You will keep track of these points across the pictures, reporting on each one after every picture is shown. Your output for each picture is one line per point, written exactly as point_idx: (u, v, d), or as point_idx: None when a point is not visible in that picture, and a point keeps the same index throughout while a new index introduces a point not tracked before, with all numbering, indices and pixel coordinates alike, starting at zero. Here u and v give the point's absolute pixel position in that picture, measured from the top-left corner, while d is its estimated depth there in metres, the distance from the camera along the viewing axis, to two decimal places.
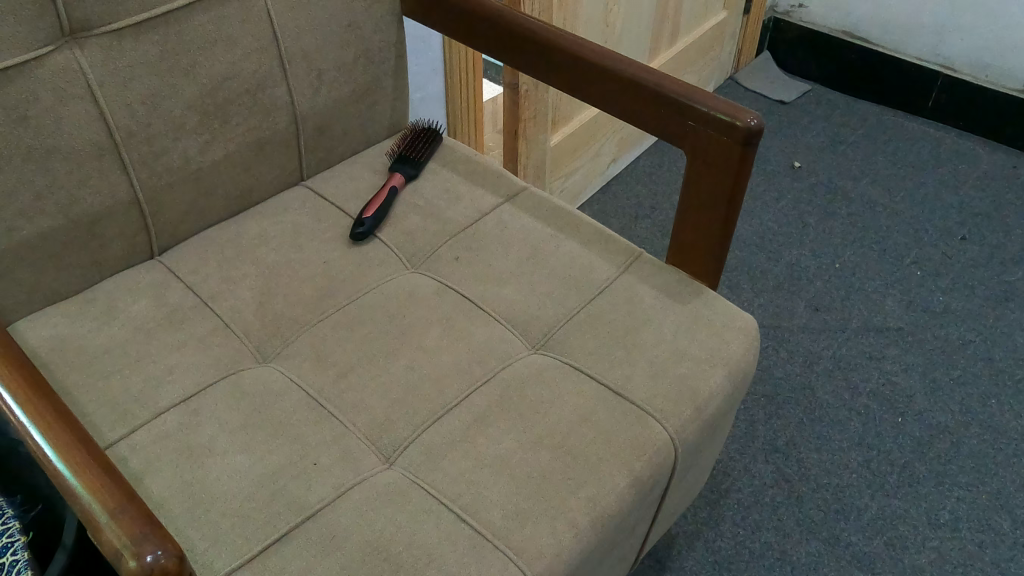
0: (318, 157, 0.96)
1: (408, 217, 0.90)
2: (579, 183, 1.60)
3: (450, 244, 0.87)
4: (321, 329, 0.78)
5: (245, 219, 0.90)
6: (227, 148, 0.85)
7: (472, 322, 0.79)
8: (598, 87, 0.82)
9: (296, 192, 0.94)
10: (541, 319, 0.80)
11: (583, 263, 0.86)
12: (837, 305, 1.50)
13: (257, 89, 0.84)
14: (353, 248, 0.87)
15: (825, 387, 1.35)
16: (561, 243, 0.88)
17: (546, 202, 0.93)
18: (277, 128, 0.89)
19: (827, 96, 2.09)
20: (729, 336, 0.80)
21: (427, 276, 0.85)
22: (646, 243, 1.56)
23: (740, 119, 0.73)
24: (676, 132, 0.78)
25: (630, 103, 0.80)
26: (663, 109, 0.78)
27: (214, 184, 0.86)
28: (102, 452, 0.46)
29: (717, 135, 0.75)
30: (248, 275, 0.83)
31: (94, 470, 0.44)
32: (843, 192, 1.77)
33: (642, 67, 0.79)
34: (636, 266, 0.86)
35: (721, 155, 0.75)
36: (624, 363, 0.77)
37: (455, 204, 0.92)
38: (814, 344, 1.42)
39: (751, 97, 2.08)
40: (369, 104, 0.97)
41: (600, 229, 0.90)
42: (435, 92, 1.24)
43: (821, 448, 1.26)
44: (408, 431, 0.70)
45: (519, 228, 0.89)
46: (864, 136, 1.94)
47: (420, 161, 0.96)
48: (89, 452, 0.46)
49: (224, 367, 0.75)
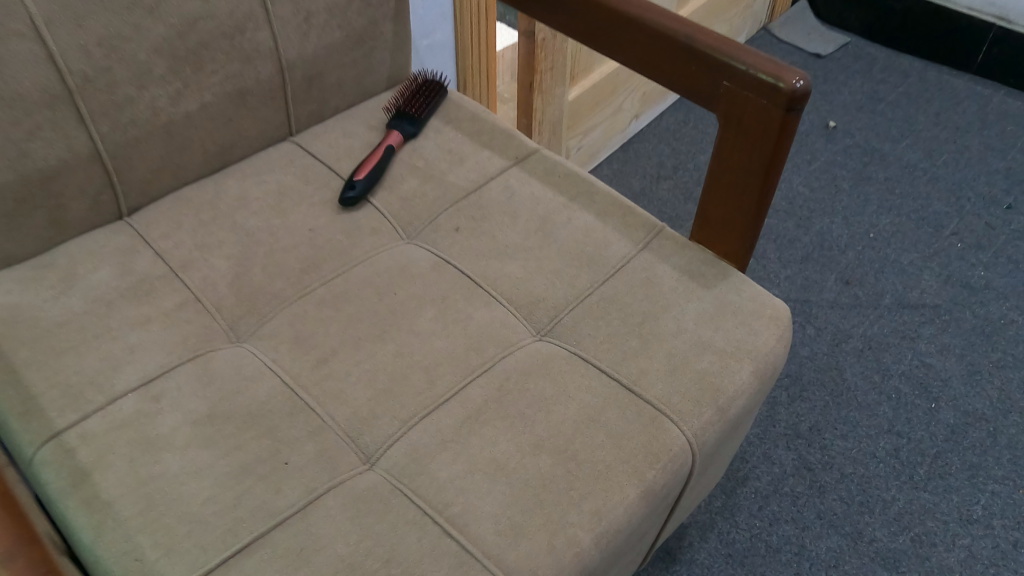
0: (309, 110, 0.87)
1: (406, 180, 0.81)
2: (598, 140, 1.50)
3: (451, 211, 0.78)
4: (302, 307, 0.70)
5: (225, 180, 0.81)
6: (202, 99, 0.76)
7: (471, 303, 0.71)
8: (625, 41, 0.71)
9: (283, 149, 0.85)
10: (547, 301, 0.72)
11: (596, 237, 0.77)
12: (870, 279, 1.40)
13: (236, 32, 0.75)
14: (342, 214, 0.78)
15: (854, 369, 1.26)
16: (572, 214, 0.78)
17: (559, 166, 0.83)
18: (260, 77, 0.79)
19: (866, 49, 1.95)
20: (757, 326, 0.71)
21: (422, 248, 0.76)
22: (666, 207, 1.47)
23: (784, 79, 0.62)
24: (709, 94, 0.67)
25: (659, 60, 0.69)
26: (695, 68, 0.67)
27: (189, 138, 0.77)
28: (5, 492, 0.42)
29: (755, 98, 0.64)
30: (225, 244, 0.75)
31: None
32: (880, 154, 1.65)
33: (674, 18, 0.68)
34: (657, 243, 0.77)
35: (759, 122, 0.65)
36: (639, 355, 0.68)
37: (459, 167, 0.83)
38: (844, 321, 1.33)
39: (786, 49, 1.94)
40: (365, 52, 0.88)
41: (618, 199, 0.80)
42: (443, 39, 1.14)
43: (846, 435, 1.17)
44: (392, 428, 0.62)
45: (528, 196, 0.80)
46: (906, 94, 1.81)
47: (420, 117, 0.86)
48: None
49: (192, 346, 0.67)
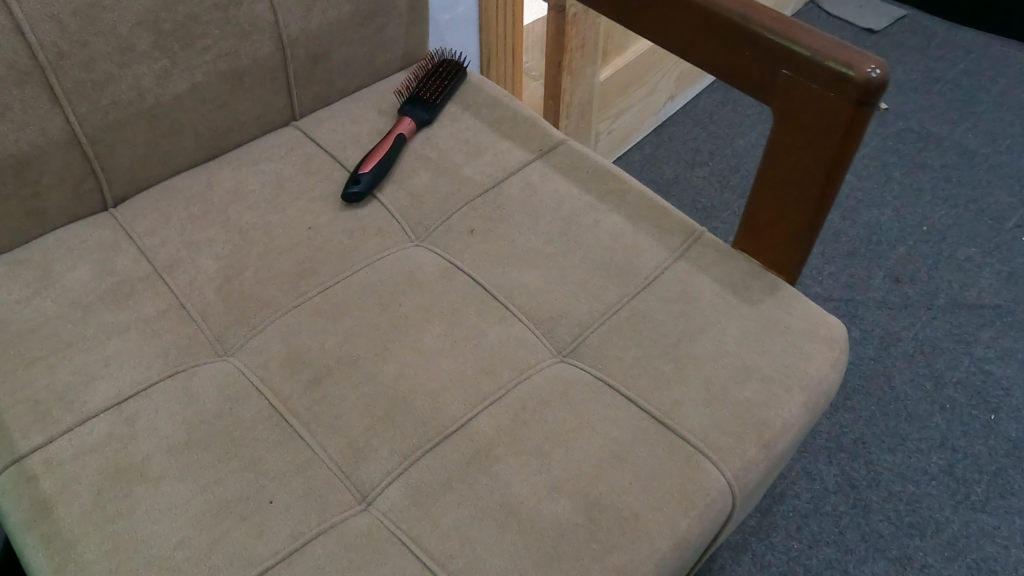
0: (313, 92, 0.78)
1: (417, 174, 0.73)
2: (629, 123, 1.40)
3: (466, 211, 0.70)
4: (296, 317, 0.63)
5: (219, 168, 0.73)
6: (194, 78, 0.67)
7: (483, 316, 0.63)
8: (668, 20, 0.62)
9: (284, 136, 0.77)
10: (570, 317, 0.64)
11: (627, 244, 0.68)
12: (922, 276, 1.28)
13: (232, 4, 0.66)
14: (346, 211, 0.70)
15: (903, 376, 1.14)
16: (601, 217, 0.70)
17: (587, 160, 0.75)
18: (259, 55, 0.71)
19: (923, 23, 1.81)
20: (808, 350, 0.63)
21: (432, 252, 0.68)
22: (701, 196, 1.37)
23: (855, 67, 0.52)
24: (764, 84, 0.58)
25: (708, 43, 0.60)
26: (749, 53, 0.57)
27: (179, 123, 0.69)
28: None
29: (819, 89, 0.54)
30: (216, 242, 0.68)
31: None
32: (936, 139, 1.52)
33: None
34: (695, 250, 0.68)
35: (823, 117, 0.55)
36: (673, 382, 0.60)
37: (476, 160, 0.74)
38: (892, 323, 1.21)
39: (834, 23, 1.81)
40: (377, 27, 0.78)
41: (652, 200, 0.71)
42: (466, 12, 1.04)
43: (894, 449, 1.06)
44: (390, 464, 0.55)
45: (551, 195, 0.71)
46: (966, 73, 1.68)
47: (436, 103, 0.78)
48: None
49: (174, 360, 0.60)
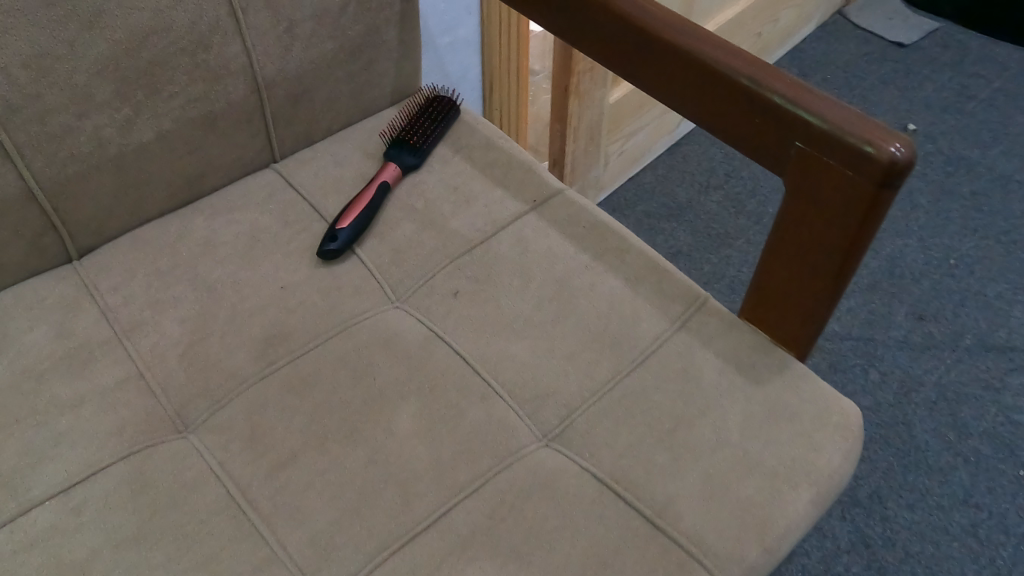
0: (295, 133, 0.73)
1: (400, 227, 0.68)
2: (641, 143, 1.34)
3: (451, 270, 0.65)
4: (263, 391, 0.58)
5: (191, 217, 0.69)
6: (160, 126, 0.63)
7: (464, 393, 0.59)
8: (666, 74, 0.56)
9: (262, 180, 0.72)
10: (558, 395, 0.59)
11: (623, 311, 0.63)
12: (948, 314, 1.21)
13: (199, 47, 0.62)
14: (322, 268, 0.66)
15: (925, 425, 1.08)
16: (596, 279, 0.65)
17: (585, 213, 0.69)
18: (232, 98, 0.66)
19: (955, 37, 1.73)
20: (819, 439, 0.57)
21: (413, 316, 0.63)
22: (714, 222, 1.31)
23: (878, 145, 0.46)
24: (774, 152, 0.52)
25: (712, 103, 0.54)
26: (756, 118, 0.52)
27: (146, 172, 0.65)
28: None
29: (836, 165, 0.48)
30: (182, 302, 0.63)
31: None
32: (966, 163, 1.45)
33: (733, 51, 0.52)
34: (698, 320, 0.63)
35: (840, 196, 0.49)
36: (669, 474, 0.55)
37: (465, 211, 0.69)
38: (914, 366, 1.15)
39: (862, 36, 1.73)
40: (364, 65, 0.74)
41: (653, 261, 0.66)
42: (467, 36, 0.99)
43: (912, 506, 1.01)
44: (354, 565, 0.51)
45: (544, 253, 0.66)
46: (1000, 91, 1.60)
47: (424, 147, 0.73)
48: None
49: (129, 438, 0.56)
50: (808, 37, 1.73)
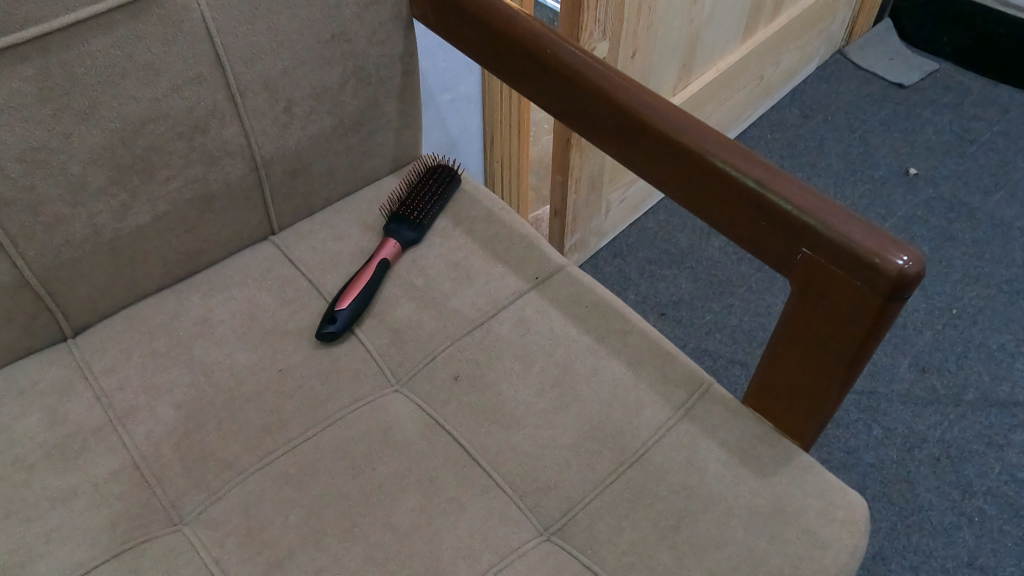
0: (293, 205, 0.73)
1: (400, 304, 0.67)
2: (643, 189, 1.33)
3: (451, 352, 0.64)
4: (259, 482, 0.58)
5: (188, 293, 0.69)
6: (156, 208, 0.63)
7: (464, 485, 0.58)
8: (668, 168, 0.55)
9: (260, 254, 0.72)
10: (560, 487, 0.58)
11: (626, 397, 0.62)
12: (951, 366, 1.20)
13: (196, 131, 0.62)
14: (320, 349, 0.65)
15: (928, 483, 1.07)
16: (599, 363, 0.64)
17: (587, 292, 0.68)
18: (230, 177, 0.66)
19: (956, 78, 1.73)
20: (826, 538, 0.56)
21: (412, 401, 0.62)
22: (716, 268, 1.30)
23: (887, 259, 0.46)
24: (779, 255, 0.51)
25: (716, 201, 0.53)
26: (762, 220, 0.51)
27: (142, 251, 0.65)
28: None
29: (844, 274, 0.48)
30: (178, 385, 0.63)
31: None
32: (968, 209, 1.45)
33: (738, 152, 0.52)
34: (702, 408, 0.62)
35: (846, 303, 0.49)
36: (673, 574, 0.54)
37: (466, 290, 0.68)
38: (917, 421, 1.14)
39: (863, 78, 1.75)
40: (363, 137, 0.74)
41: (657, 343, 0.65)
42: (469, 92, 0.98)
43: (915, 568, 1.00)
44: None
45: (545, 335, 0.65)
46: (1000, 135, 1.60)
47: (423, 221, 0.72)
48: None
49: (120, 533, 0.55)
50: (809, 76, 1.74)
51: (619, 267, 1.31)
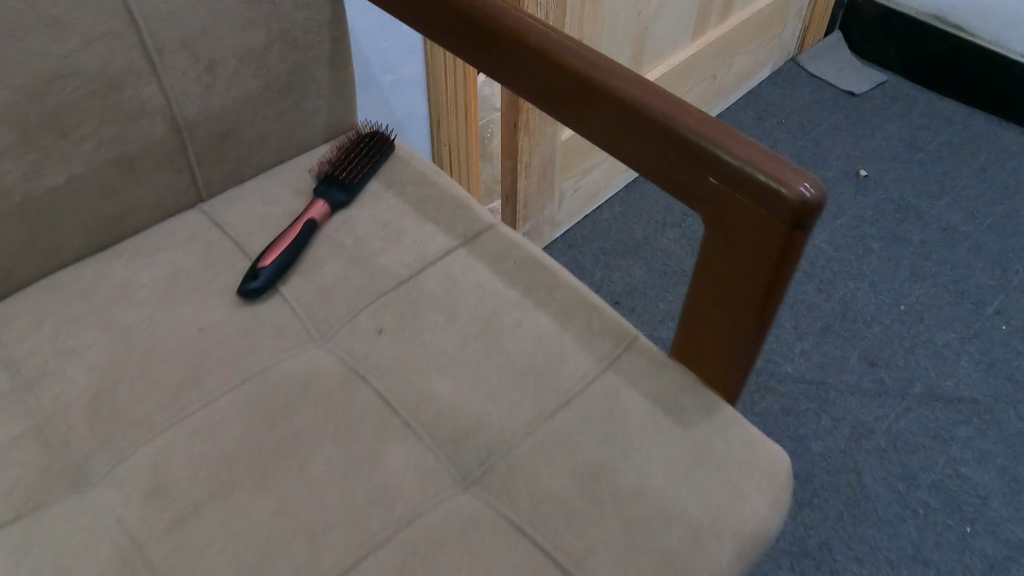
0: (223, 171, 0.73)
1: (327, 263, 0.67)
2: (597, 181, 1.34)
3: (375, 307, 0.63)
4: (170, 437, 0.56)
5: (112, 258, 0.68)
6: (72, 169, 0.63)
7: (380, 435, 0.56)
8: (583, 109, 0.55)
9: (189, 219, 0.72)
10: (478, 435, 0.57)
11: (551, 349, 0.61)
12: (900, 361, 1.21)
13: (112, 89, 0.62)
14: (242, 307, 0.64)
15: (876, 474, 1.07)
16: (526, 316, 0.63)
17: (516, 248, 0.67)
18: (149, 137, 0.66)
19: (905, 90, 1.77)
20: (746, 487, 0.55)
21: (334, 356, 0.61)
22: (669, 260, 1.31)
23: (788, 184, 0.46)
24: (690, 190, 0.51)
25: (629, 139, 0.53)
26: (671, 154, 0.51)
27: (59, 216, 0.64)
28: None
29: (749, 203, 0.48)
30: (94, 346, 0.62)
31: None
32: (917, 211, 1.47)
33: (652, 89, 0.52)
34: (627, 360, 0.61)
35: (754, 236, 0.49)
36: (590, 521, 0.53)
37: (394, 248, 0.67)
38: (865, 412, 1.14)
39: (816, 85, 1.78)
40: (292, 104, 0.74)
41: (584, 297, 0.65)
42: (413, 74, 0.98)
43: (862, 559, 0.99)
44: None
45: (471, 289, 0.64)
46: (948, 143, 1.63)
47: (353, 183, 0.71)
48: None
49: (20, 500, 0.54)
50: (764, 81, 1.77)
51: (573, 258, 1.31)
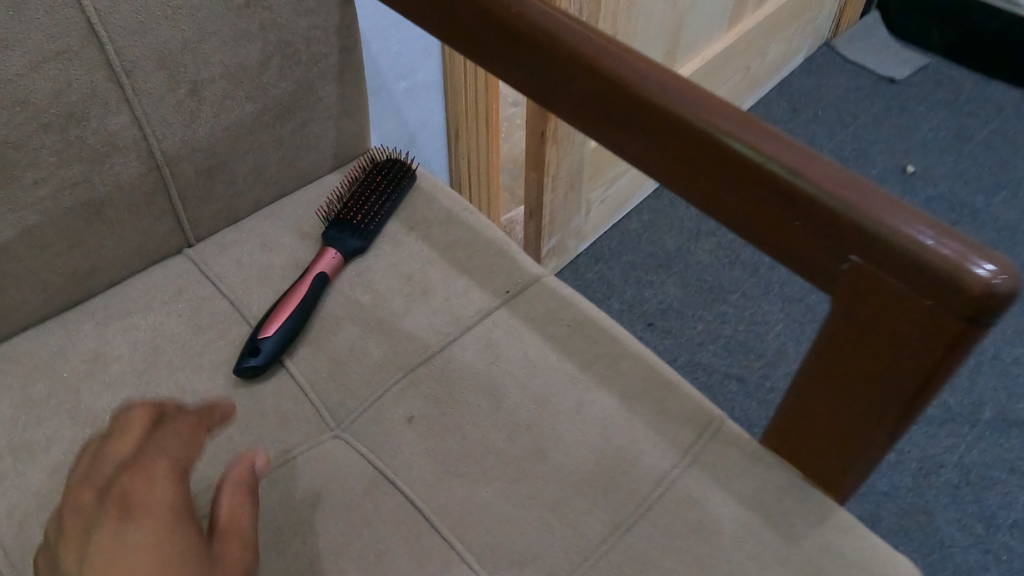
0: (213, 210, 0.61)
1: (342, 328, 0.55)
2: (625, 188, 1.22)
3: (403, 388, 0.52)
4: None
5: (78, 322, 0.57)
6: (26, 219, 0.50)
7: (420, 559, 0.45)
8: (672, 155, 0.44)
9: (172, 270, 0.60)
10: (542, 557, 0.46)
11: (618, 439, 0.50)
12: (964, 381, 1.10)
13: (72, 122, 0.49)
14: (240, 388, 0.53)
15: (948, 515, 0.97)
16: (585, 396, 0.52)
17: (567, 308, 0.56)
18: (123, 177, 0.54)
19: (947, 73, 1.64)
20: None
21: (354, 450, 0.50)
22: (706, 273, 1.19)
23: (970, 273, 0.34)
24: (818, 264, 0.40)
25: (734, 196, 0.42)
26: (794, 219, 0.40)
27: (12, 275, 0.52)
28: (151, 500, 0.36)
29: (908, 291, 0.37)
30: (56, 441, 0.50)
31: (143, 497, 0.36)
32: (969, 211, 1.36)
33: (765, 133, 0.40)
34: (711, 452, 0.50)
35: (910, 328, 0.38)
36: None
37: (422, 308, 0.56)
38: (932, 443, 1.04)
39: (851, 71, 1.65)
40: (295, 129, 0.62)
41: (653, 370, 0.54)
42: (429, 80, 0.86)
43: None
44: None
45: (518, 361, 0.53)
46: (997, 132, 1.51)
47: (369, 226, 0.60)
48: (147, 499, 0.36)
49: None
50: (795, 70, 1.64)
51: (601, 273, 1.19)
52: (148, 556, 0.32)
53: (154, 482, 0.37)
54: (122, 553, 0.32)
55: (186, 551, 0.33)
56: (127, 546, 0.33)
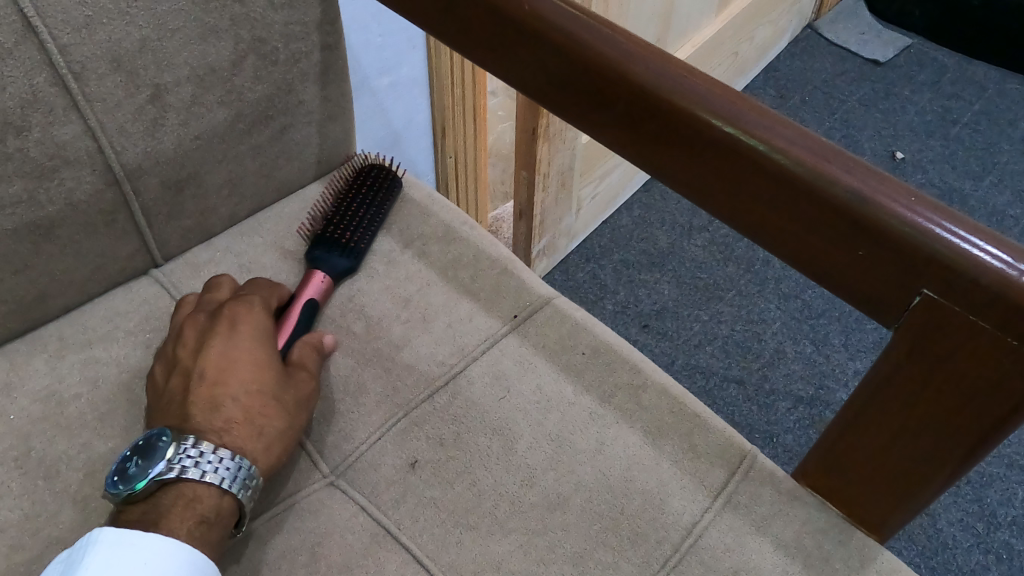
0: (183, 228, 0.55)
1: (334, 361, 0.50)
2: (616, 183, 1.17)
3: (404, 428, 0.47)
4: None
5: (30, 356, 0.50)
6: None
7: None
8: (711, 173, 0.38)
9: (137, 295, 0.54)
10: None
11: (643, 482, 0.46)
12: None
13: (10, 132, 0.42)
14: None
15: (951, 515, 0.94)
16: (605, 433, 0.48)
17: (581, 333, 0.52)
18: (78, 193, 0.47)
19: (932, 55, 1.61)
20: None
21: (351, 499, 0.45)
22: (700, 270, 1.15)
23: None
24: (884, 297, 0.36)
25: (786, 220, 0.37)
26: (858, 249, 0.35)
27: None
28: (256, 356, 0.46)
29: (993, 330, 0.32)
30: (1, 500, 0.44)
31: (251, 346, 0.46)
32: (959, 197, 1.34)
33: (822, 147, 0.35)
34: (745, 493, 0.46)
35: (990, 370, 0.33)
36: None
37: (422, 337, 0.52)
38: None
39: (836, 54, 1.62)
40: (273, 136, 0.56)
41: (677, 404, 0.49)
42: (414, 75, 0.80)
43: None
44: None
45: (531, 396, 0.49)
46: (984, 114, 1.49)
47: (359, 247, 0.55)
48: (257, 353, 0.46)
49: None
50: (780, 54, 1.60)
51: (592, 273, 1.15)
52: (259, 369, 0.45)
53: (254, 309, 0.48)
54: (243, 360, 0.45)
55: (273, 366, 0.46)
56: (246, 358, 0.45)
